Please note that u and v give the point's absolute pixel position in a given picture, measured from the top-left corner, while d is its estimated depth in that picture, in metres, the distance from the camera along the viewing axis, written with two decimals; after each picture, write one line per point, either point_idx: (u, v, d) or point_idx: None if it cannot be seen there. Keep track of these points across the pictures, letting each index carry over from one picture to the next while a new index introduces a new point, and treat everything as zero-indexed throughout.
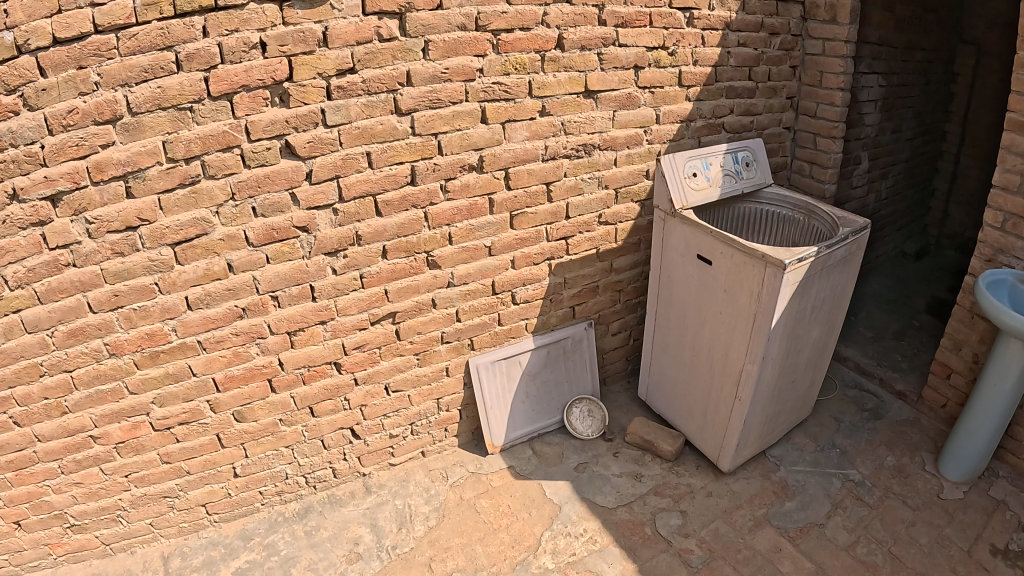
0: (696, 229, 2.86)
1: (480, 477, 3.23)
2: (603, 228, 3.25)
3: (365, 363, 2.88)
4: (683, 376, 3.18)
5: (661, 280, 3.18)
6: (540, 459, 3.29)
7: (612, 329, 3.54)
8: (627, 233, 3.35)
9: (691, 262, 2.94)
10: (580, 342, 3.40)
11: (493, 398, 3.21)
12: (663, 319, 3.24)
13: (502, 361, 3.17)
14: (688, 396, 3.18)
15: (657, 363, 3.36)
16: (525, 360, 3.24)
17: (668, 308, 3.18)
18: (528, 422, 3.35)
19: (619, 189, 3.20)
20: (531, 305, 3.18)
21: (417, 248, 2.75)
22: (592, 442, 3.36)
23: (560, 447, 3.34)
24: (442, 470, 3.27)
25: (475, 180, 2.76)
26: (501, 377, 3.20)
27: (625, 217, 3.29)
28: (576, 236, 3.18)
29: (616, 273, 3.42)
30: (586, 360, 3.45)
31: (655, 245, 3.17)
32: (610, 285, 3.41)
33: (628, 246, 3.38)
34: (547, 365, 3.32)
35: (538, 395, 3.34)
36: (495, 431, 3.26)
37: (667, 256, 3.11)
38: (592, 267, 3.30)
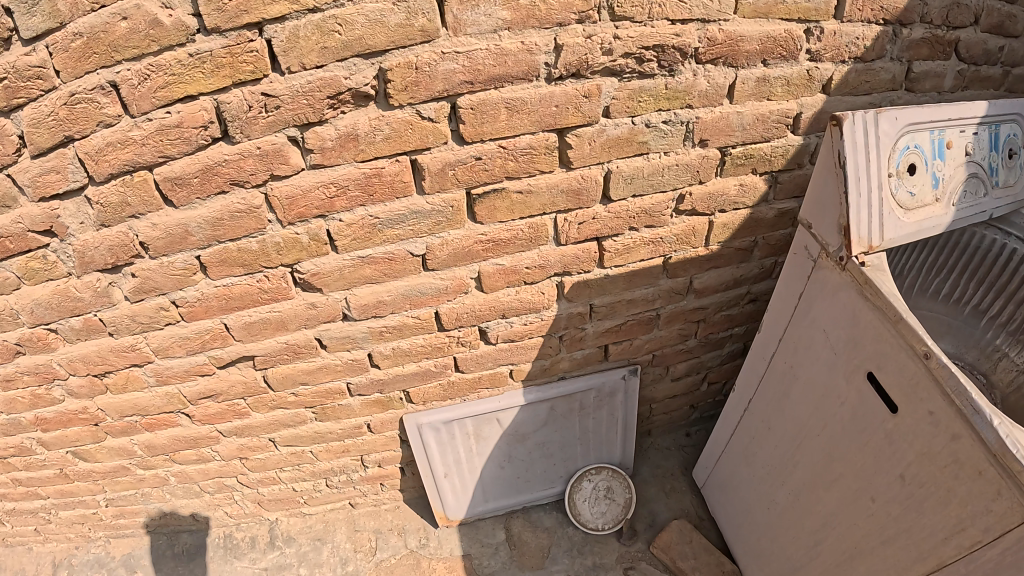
0: (866, 324, 1.36)
1: (417, 560, 2.22)
2: (681, 222, 1.82)
3: (226, 416, 2.00)
4: (784, 516, 1.79)
5: (777, 354, 1.73)
6: (514, 553, 2.20)
7: (676, 372, 2.20)
8: (727, 238, 1.92)
9: (842, 374, 1.46)
10: (612, 395, 2.12)
11: (449, 463, 2.13)
12: (767, 411, 1.81)
13: (465, 421, 2.05)
14: (784, 548, 1.80)
15: (744, 460, 1.98)
16: (508, 419, 2.08)
17: (780, 404, 1.74)
18: (512, 491, 2.25)
19: (731, 151, 1.74)
20: (518, 346, 1.93)
21: (258, 260, 1.59)
22: (602, 543, 2.18)
23: (548, 538, 2.22)
24: (371, 534, 2.31)
25: (370, 129, 1.41)
26: (463, 440, 2.09)
27: (731, 202, 1.85)
28: (627, 234, 1.78)
29: (692, 294, 2.00)
30: (622, 417, 2.19)
31: (777, 293, 1.70)
32: (678, 313, 2.02)
33: (727, 253, 1.95)
34: (546, 424, 2.13)
35: (529, 461, 2.20)
36: (456, 501, 2.22)
37: (795, 324, 1.64)
38: (650, 287, 1.91)
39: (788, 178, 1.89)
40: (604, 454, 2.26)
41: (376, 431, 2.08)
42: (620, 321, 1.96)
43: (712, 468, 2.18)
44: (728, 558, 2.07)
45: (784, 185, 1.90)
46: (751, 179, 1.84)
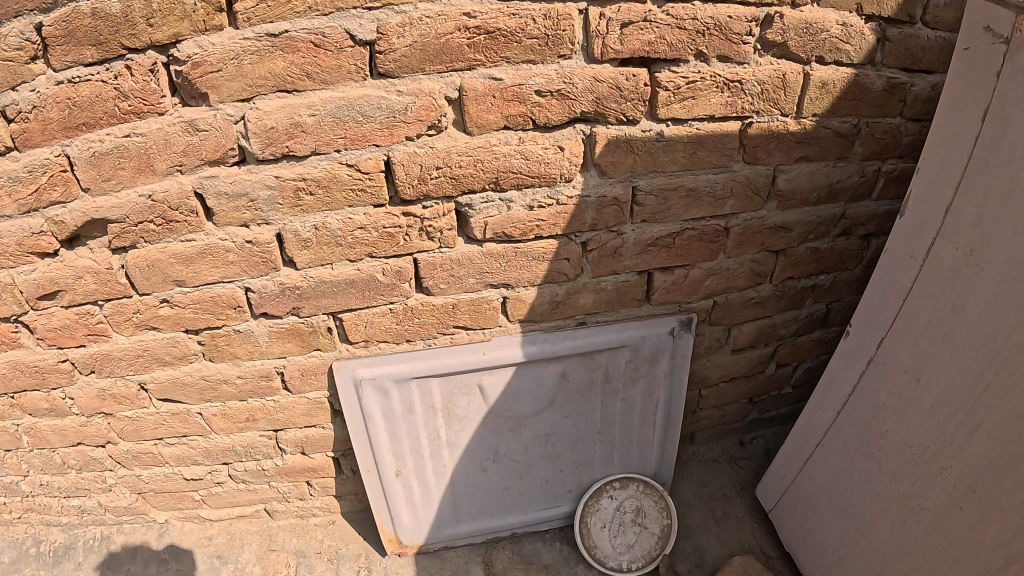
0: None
1: None
2: (768, 63, 1.21)
3: (76, 336, 1.27)
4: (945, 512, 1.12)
5: (937, 240, 1.10)
6: None
7: (738, 342, 1.45)
8: (827, 110, 1.27)
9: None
10: (653, 363, 1.42)
11: (403, 452, 1.42)
12: (909, 347, 1.17)
13: (428, 381, 1.36)
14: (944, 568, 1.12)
15: (849, 449, 1.30)
16: (495, 386, 1.39)
17: (942, 323, 1.11)
18: (497, 509, 1.52)
19: None
20: (516, 253, 1.27)
21: (118, 34, 1.02)
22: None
23: None
24: (289, 557, 1.53)
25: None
26: (424, 414, 1.39)
27: (834, 53, 1.23)
28: (691, 63, 1.17)
29: (772, 201, 1.32)
30: (665, 406, 1.48)
31: (936, 138, 1.10)
32: (754, 231, 1.34)
33: (824, 138, 1.29)
34: (551, 402, 1.43)
35: (524, 463, 1.48)
36: (413, 517, 1.49)
37: (984, 167, 1.02)
38: (720, 171, 1.27)
39: (899, 36, 1.26)
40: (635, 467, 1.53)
41: (294, 392, 1.37)
42: (676, 226, 1.30)
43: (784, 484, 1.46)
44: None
45: (893, 47, 1.26)
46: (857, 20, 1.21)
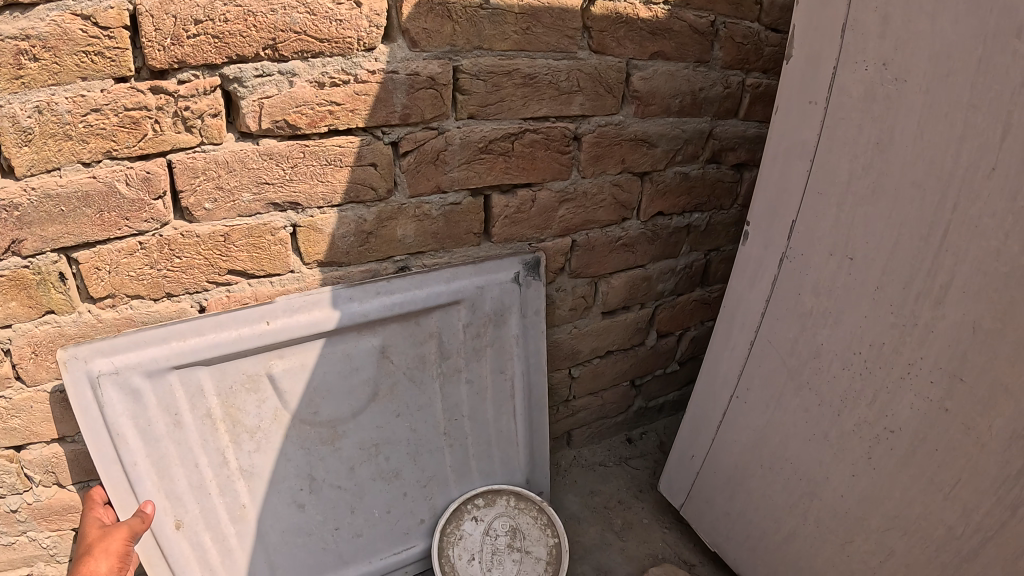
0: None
1: None
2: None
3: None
4: (919, 420, 0.89)
5: (842, 69, 0.90)
6: None
7: (609, 302, 1.25)
8: None
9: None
10: (494, 326, 1.15)
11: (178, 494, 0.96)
12: (832, 220, 0.95)
13: (198, 373, 0.94)
14: (931, 492, 0.90)
15: (777, 382, 1.07)
16: (294, 373, 1.01)
17: (866, 173, 0.89)
18: (327, 563, 1.09)
19: None
20: (306, 155, 0.93)
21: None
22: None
23: None
24: None
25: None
26: (201, 427, 0.96)
27: None
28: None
29: (629, 105, 1.08)
30: (516, 387, 1.21)
31: None
32: (612, 142, 1.09)
33: (680, 32, 1.08)
34: (373, 393, 1.08)
35: (354, 486, 1.09)
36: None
37: None
38: (562, 57, 1.00)
39: None
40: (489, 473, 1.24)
41: (28, 384, 0.93)
42: (514, 126, 1.02)
43: (697, 467, 1.24)
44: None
45: None
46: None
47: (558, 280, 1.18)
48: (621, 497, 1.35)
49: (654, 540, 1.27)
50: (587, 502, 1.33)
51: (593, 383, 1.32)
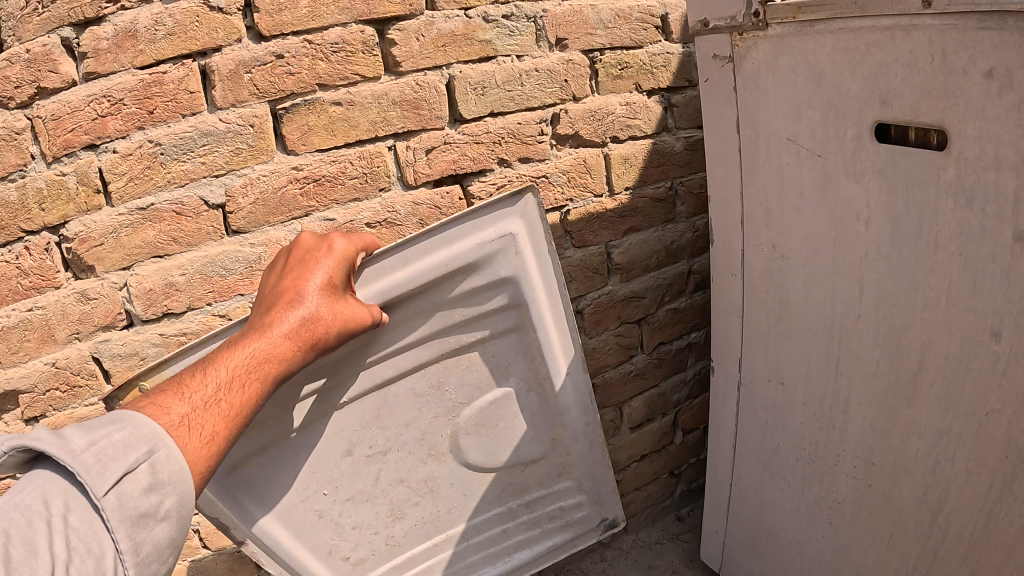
0: (856, 44, 1.00)
1: None
2: (568, 154, 1.35)
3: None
4: (856, 491, 1.25)
5: (745, 248, 1.27)
6: None
7: (633, 419, 1.52)
8: (637, 180, 1.42)
9: (844, 163, 1.08)
10: (561, 475, 1.31)
11: (365, 426, 1.10)
12: (764, 358, 1.31)
13: (508, 318, 1.13)
14: (879, 544, 1.24)
15: (757, 476, 1.42)
16: (497, 414, 1.20)
17: (778, 324, 1.26)
18: (320, 550, 1.16)
19: (608, 59, 1.36)
20: None
21: (16, 218, 1.04)
22: None
23: None
24: None
25: (152, 23, 1.04)
26: (442, 338, 1.10)
27: (629, 126, 1.40)
28: (496, 169, 1.31)
29: (615, 276, 1.41)
30: (540, 551, 1.35)
31: (711, 169, 1.28)
32: (607, 307, 1.41)
33: (644, 207, 1.43)
34: (465, 493, 1.24)
35: (399, 542, 1.22)
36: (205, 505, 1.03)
37: (751, 176, 1.21)
38: (554, 258, 1.34)
39: (683, 101, 1.47)
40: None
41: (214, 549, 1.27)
42: None
43: (722, 539, 1.55)
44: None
45: (682, 109, 1.47)
46: (638, 98, 1.41)
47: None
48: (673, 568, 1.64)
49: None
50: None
51: (636, 481, 1.60)
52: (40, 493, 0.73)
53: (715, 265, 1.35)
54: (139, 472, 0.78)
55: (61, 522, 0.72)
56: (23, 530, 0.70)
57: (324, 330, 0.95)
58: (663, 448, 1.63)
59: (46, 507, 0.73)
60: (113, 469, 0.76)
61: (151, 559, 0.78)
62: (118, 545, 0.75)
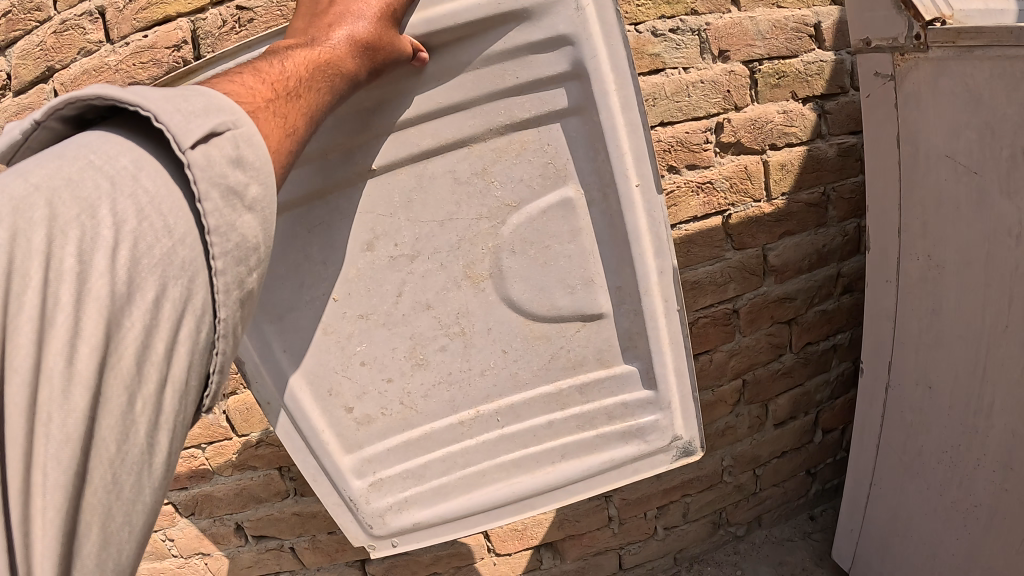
0: (1012, 70, 1.08)
1: None
2: (730, 161, 1.41)
3: (180, 478, 1.49)
4: (994, 495, 1.33)
5: (900, 260, 1.35)
6: None
7: (777, 416, 1.60)
8: (792, 186, 1.47)
9: (998, 180, 1.16)
10: (627, 349, 1.06)
11: (393, 211, 0.95)
12: (913, 364, 1.40)
13: (568, 92, 0.94)
14: (1013, 550, 1.31)
15: (898, 476, 1.50)
16: (554, 231, 0.99)
17: (929, 332, 1.35)
18: (317, 387, 1.01)
19: (767, 69, 1.41)
20: None
21: None
22: None
23: None
24: None
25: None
26: (494, 100, 0.93)
27: (786, 134, 1.45)
28: (666, 176, 1.35)
29: (769, 276, 1.49)
30: (590, 467, 1.10)
31: (871, 185, 1.37)
32: (761, 307, 1.49)
33: (798, 212, 1.48)
34: (506, 349, 1.03)
35: (417, 408, 1.04)
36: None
37: (908, 187, 1.30)
38: (715, 261, 1.42)
39: (836, 107, 1.50)
40: (520, 501, 1.11)
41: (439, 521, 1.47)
42: (688, 317, 1.42)
43: (856, 537, 1.63)
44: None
45: (835, 116, 1.50)
46: (795, 106, 1.45)
47: (736, 408, 1.54)
48: (804, 566, 1.69)
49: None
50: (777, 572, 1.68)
51: (775, 476, 1.67)
52: (99, 145, 0.55)
53: (869, 273, 1.43)
54: (223, 141, 0.59)
55: (129, 183, 0.54)
56: (73, 187, 0.51)
57: (388, 52, 0.82)
58: (802, 446, 1.68)
59: (107, 164, 0.53)
60: (197, 125, 0.57)
61: (238, 257, 0.59)
62: (200, 216, 0.56)
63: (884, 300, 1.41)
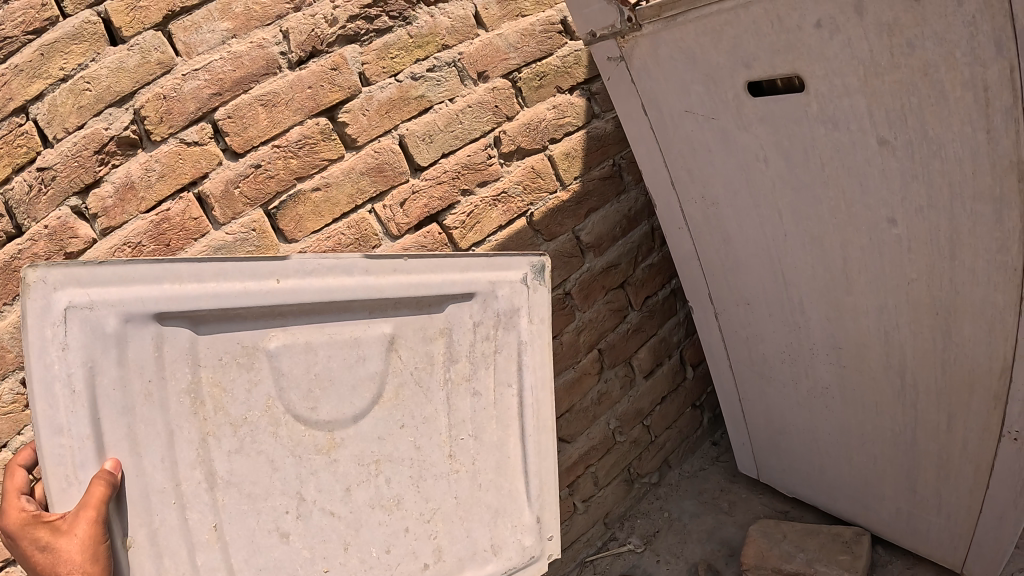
0: (712, 26, 1.21)
1: None
2: (517, 166, 1.56)
3: None
4: (836, 374, 1.51)
5: (683, 205, 1.51)
6: None
7: (643, 368, 1.79)
8: (582, 169, 1.63)
9: (733, 118, 1.31)
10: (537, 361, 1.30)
11: (253, 510, 1.03)
12: (729, 290, 1.57)
13: (179, 330, 0.99)
14: (869, 413, 1.50)
15: (759, 388, 1.68)
16: (302, 363, 1.06)
17: (729, 259, 1.51)
18: None
19: (529, 75, 1.56)
20: None
21: None
22: None
23: None
24: None
25: (142, 172, 1.30)
26: (169, 402, 0.98)
27: (563, 124, 1.60)
28: (462, 200, 1.51)
29: (589, 253, 1.65)
30: (528, 359, 1.25)
31: (638, 153, 1.52)
32: (591, 283, 1.66)
33: (595, 188, 1.64)
34: (404, 428, 1.15)
35: (438, 513, 1.18)
36: None
37: (667, 146, 1.44)
38: None
39: (602, 87, 1.66)
40: (541, 437, 1.27)
41: None
42: None
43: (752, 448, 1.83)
44: (843, 530, 1.70)
45: (603, 94, 1.66)
46: (562, 98, 1.60)
47: (603, 374, 1.72)
48: (721, 486, 1.92)
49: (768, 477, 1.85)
50: (700, 499, 1.90)
51: (664, 421, 1.88)
52: None
53: (663, 224, 1.59)
54: None
55: None
56: None
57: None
58: (679, 386, 1.90)
59: None
60: None
61: None
62: None
63: (686, 244, 1.57)
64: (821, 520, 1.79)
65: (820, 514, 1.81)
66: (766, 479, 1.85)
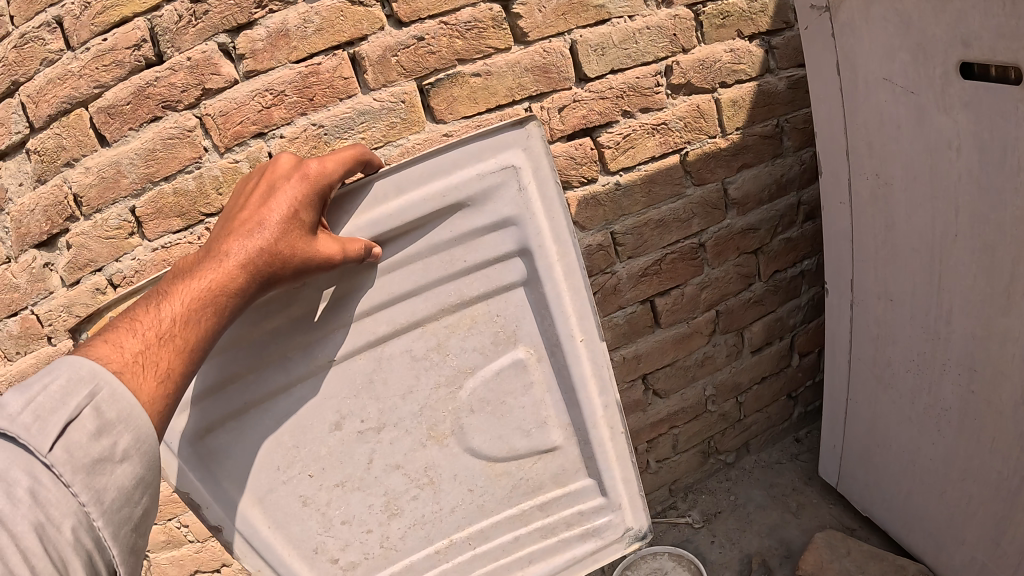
0: None
1: None
2: (682, 102, 1.47)
3: None
4: (960, 396, 1.41)
5: (851, 180, 1.42)
6: None
7: (754, 342, 1.73)
8: (745, 121, 1.54)
9: (934, 97, 1.20)
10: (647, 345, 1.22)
11: (356, 394, 1.00)
12: (874, 282, 1.48)
13: (515, 271, 1.01)
14: (981, 447, 1.40)
15: (872, 390, 1.60)
16: (508, 389, 1.05)
17: (885, 246, 1.42)
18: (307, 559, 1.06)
19: (714, 11, 1.46)
20: None
21: (197, 204, 1.25)
22: None
23: None
24: None
25: (300, 21, 1.21)
26: (444, 284, 1.00)
27: (736, 71, 1.50)
28: (620, 121, 1.43)
29: (732, 209, 1.58)
30: (557, 563, 1.16)
31: (817, 112, 1.43)
32: (726, 239, 1.59)
33: (754, 144, 1.56)
34: (472, 488, 1.09)
35: (395, 548, 1.08)
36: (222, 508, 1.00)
37: (852, 112, 1.35)
38: (677, 198, 1.51)
39: (783, 42, 1.55)
40: None
41: None
42: (657, 253, 1.53)
43: (840, 453, 1.75)
44: (909, 562, 1.60)
45: (783, 51, 1.56)
46: (741, 44, 1.50)
47: (712, 337, 1.67)
48: (794, 485, 1.84)
49: (845, 486, 1.77)
50: (769, 492, 1.83)
51: (758, 402, 1.82)
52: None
53: (824, 196, 1.51)
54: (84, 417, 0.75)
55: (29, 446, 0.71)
56: None
57: (267, 256, 0.89)
58: (782, 370, 1.83)
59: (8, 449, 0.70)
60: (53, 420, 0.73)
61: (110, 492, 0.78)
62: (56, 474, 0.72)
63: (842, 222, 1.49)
64: (887, 546, 1.71)
65: (888, 538, 1.73)
66: (844, 488, 1.77)
